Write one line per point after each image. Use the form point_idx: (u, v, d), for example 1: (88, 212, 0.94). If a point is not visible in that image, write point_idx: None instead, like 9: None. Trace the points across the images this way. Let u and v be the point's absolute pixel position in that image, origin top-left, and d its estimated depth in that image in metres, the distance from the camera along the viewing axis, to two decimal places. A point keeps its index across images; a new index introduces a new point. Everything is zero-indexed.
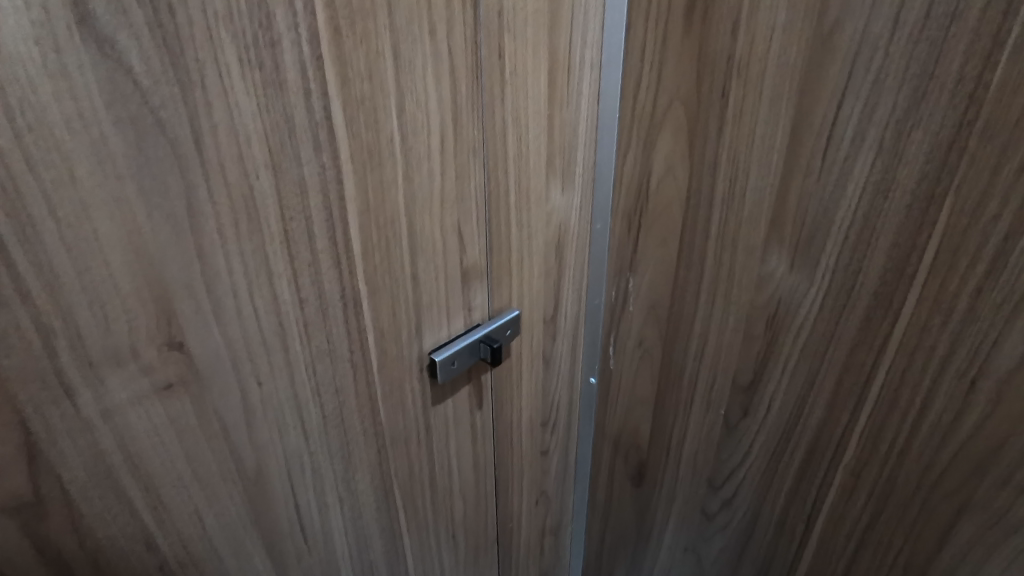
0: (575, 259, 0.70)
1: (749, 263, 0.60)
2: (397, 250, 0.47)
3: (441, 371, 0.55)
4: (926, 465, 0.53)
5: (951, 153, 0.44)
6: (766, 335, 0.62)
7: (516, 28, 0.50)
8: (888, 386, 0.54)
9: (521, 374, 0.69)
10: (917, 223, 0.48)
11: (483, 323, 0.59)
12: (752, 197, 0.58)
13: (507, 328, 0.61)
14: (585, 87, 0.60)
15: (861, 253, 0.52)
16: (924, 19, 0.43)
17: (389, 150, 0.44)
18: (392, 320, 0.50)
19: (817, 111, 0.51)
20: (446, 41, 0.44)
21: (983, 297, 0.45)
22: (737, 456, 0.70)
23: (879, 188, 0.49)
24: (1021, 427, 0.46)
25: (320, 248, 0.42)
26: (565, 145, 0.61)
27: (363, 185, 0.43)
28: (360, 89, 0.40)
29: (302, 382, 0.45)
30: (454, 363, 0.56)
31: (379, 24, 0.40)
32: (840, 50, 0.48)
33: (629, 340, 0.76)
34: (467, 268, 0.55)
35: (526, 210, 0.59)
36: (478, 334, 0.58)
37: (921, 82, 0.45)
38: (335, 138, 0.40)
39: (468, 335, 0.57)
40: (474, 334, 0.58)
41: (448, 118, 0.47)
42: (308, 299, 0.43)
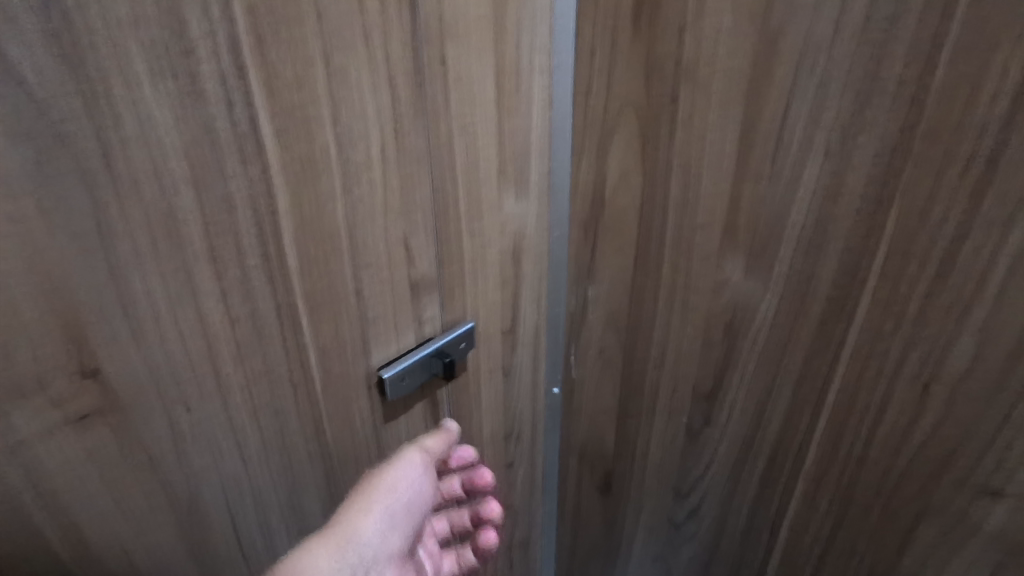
0: (534, 269, 0.68)
1: (704, 270, 0.60)
2: (337, 266, 0.46)
3: (390, 388, 0.54)
4: (883, 470, 0.53)
5: (896, 156, 0.44)
6: (724, 343, 0.61)
7: (458, 34, 0.48)
8: (845, 392, 0.53)
9: (479, 386, 0.67)
10: (867, 227, 0.47)
11: (434, 336, 0.57)
12: (705, 202, 0.57)
13: (460, 340, 0.60)
14: (535, 94, 0.59)
15: (814, 258, 0.52)
16: (865, 22, 0.43)
17: (325, 163, 0.42)
18: (335, 338, 0.48)
19: (765, 116, 0.50)
20: (382, 48, 0.43)
21: (932, 301, 0.45)
22: (701, 465, 0.69)
23: (827, 193, 0.49)
24: (974, 429, 0.46)
25: (251, 265, 0.40)
26: (517, 153, 0.59)
27: (296, 199, 0.41)
28: (289, 99, 0.39)
29: (236, 406, 0.43)
30: (403, 380, 0.54)
31: (307, 31, 0.38)
32: (785, 54, 0.47)
33: (590, 350, 0.74)
34: (415, 282, 0.53)
35: (478, 219, 0.58)
36: (429, 348, 0.56)
37: (864, 85, 0.44)
38: (263, 151, 0.38)
39: (419, 350, 0.56)
40: (425, 348, 0.56)
41: (389, 127, 0.46)
42: (240, 318, 0.41)
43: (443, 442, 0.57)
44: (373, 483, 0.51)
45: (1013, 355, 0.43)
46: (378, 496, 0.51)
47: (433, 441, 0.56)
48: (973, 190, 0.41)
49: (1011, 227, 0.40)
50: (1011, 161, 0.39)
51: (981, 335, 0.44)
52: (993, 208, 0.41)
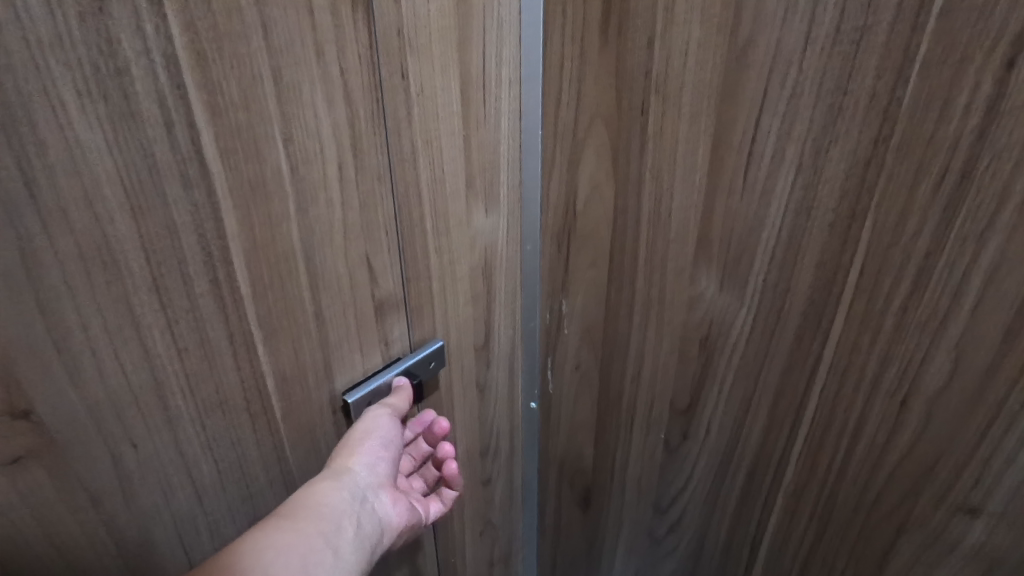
0: (505, 283, 0.66)
1: (679, 283, 0.59)
2: (294, 288, 0.44)
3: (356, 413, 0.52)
4: (862, 486, 0.52)
5: (869, 170, 0.43)
6: (701, 357, 0.60)
7: (420, 46, 0.47)
8: (822, 408, 0.52)
9: (452, 404, 0.66)
10: (841, 242, 0.46)
11: (402, 355, 0.56)
12: (677, 215, 0.56)
13: (429, 359, 0.58)
14: (503, 105, 0.57)
15: (788, 273, 0.51)
16: (835, 34, 0.42)
17: (277, 184, 0.40)
18: (294, 363, 0.46)
19: (737, 128, 0.49)
20: (336, 62, 0.41)
21: (908, 316, 0.44)
22: (681, 479, 0.68)
23: (801, 207, 0.48)
24: (950, 446, 0.45)
25: (199, 293, 0.38)
26: (485, 166, 0.58)
27: (247, 222, 0.40)
28: (235, 118, 0.37)
29: (189, 438, 0.41)
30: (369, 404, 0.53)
31: (253, 48, 0.36)
32: (755, 65, 0.46)
33: (566, 364, 0.73)
34: (380, 302, 0.52)
35: (446, 235, 0.56)
36: (397, 369, 0.55)
37: (835, 98, 0.43)
38: (208, 173, 0.37)
39: (386, 372, 0.54)
40: (393, 370, 0.55)
41: (346, 145, 0.44)
42: (189, 348, 0.39)
43: (405, 399, 0.54)
44: (355, 428, 0.51)
45: (988, 372, 0.41)
46: (362, 439, 0.50)
47: (395, 398, 0.54)
48: (947, 204, 0.40)
49: (985, 243, 0.39)
50: (983, 177, 0.38)
51: (957, 351, 0.43)
52: (966, 222, 0.39)
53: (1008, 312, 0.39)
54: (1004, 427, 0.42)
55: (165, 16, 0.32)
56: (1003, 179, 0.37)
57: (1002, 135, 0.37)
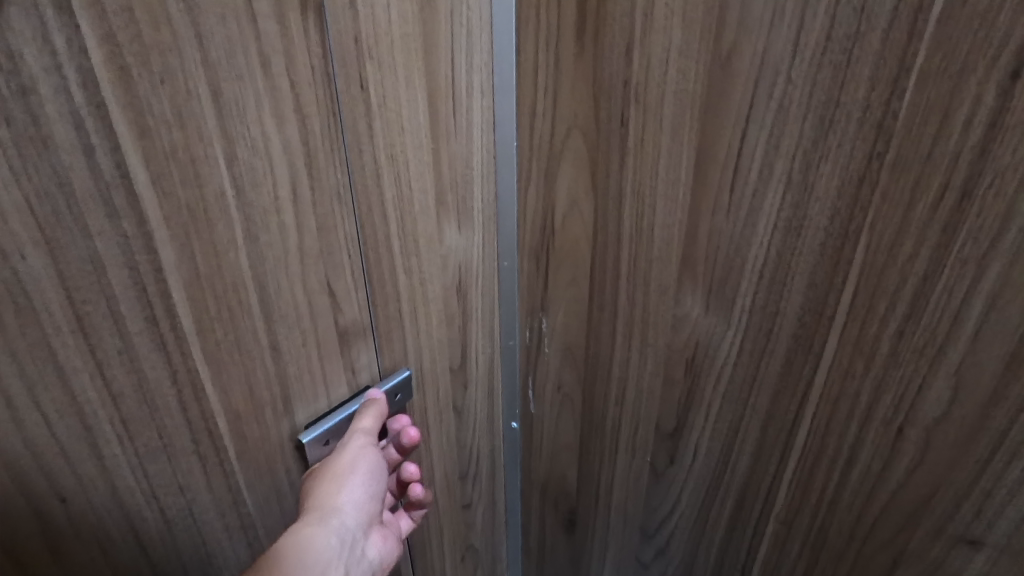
0: (481, 301, 0.63)
1: (661, 305, 0.55)
2: (245, 320, 0.41)
3: (312, 454, 0.48)
4: (856, 515, 0.49)
5: (862, 188, 0.40)
6: (686, 381, 0.57)
7: (379, 55, 0.44)
8: (814, 434, 0.49)
9: (428, 429, 0.62)
10: (833, 262, 0.43)
11: (363, 388, 0.52)
12: (660, 234, 0.52)
13: (392, 391, 0.55)
14: (475, 116, 0.54)
15: (778, 293, 0.48)
16: (825, 41, 0.39)
17: (220, 208, 0.37)
18: (248, 400, 0.43)
19: (721, 142, 0.46)
20: (285, 75, 0.38)
21: (904, 341, 0.42)
22: (666, 504, 0.64)
23: (790, 226, 0.45)
24: (949, 476, 0.42)
25: (133, 331, 0.35)
26: (456, 180, 0.55)
27: (186, 252, 0.36)
28: (167, 140, 0.34)
29: (129, 488, 0.38)
30: (329, 443, 0.49)
31: (186, 60, 0.33)
32: (740, 74, 0.43)
33: (547, 385, 0.69)
34: (343, 329, 0.48)
35: (415, 254, 0.53)
36: (357, 403, 0.51)
37: (826, 110, 0.40)
38: (138, 200, 0.33)
39: (347, 407, 0.50)
40: (353, 404, 0.51)
41: (300, 166, 0.41)
42: (125, 392, 0.36)
43: (379, 419, 0.51)
44: (337, 463, 0.48)
45: (992, 401, 0.39)
46: (347, 473, 0.48)
47: (371, 420, 0.50)
48: (946, 225, 0.37)
49: (985, 269, 0.37)
50: (984, 197, 0.35)
51: (956, 377, 0.40)
52: (966, 244, 0.37)
53: (1012, 337, 0.37)
54: (1009, 455, 0.39)
55: (78, 27, 0.29)
56: (1004, 202, 0.35)
57: (1006, 152, 0.34)
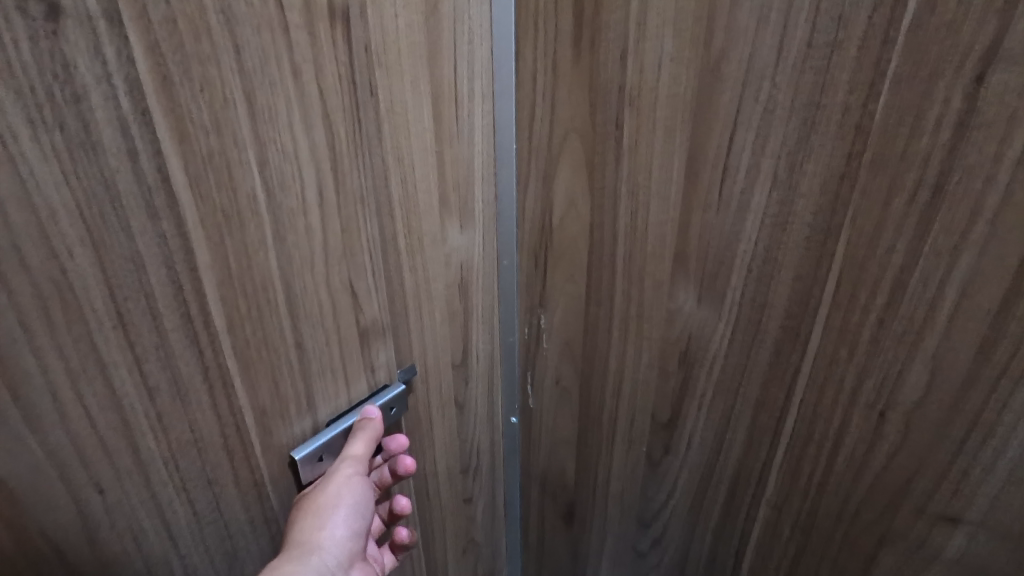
0: (482, 299, 0.65)
1: (657, 299, 0.57)
2: (273, 319, 0.44)
3: (306, 471, 0.49)
4: (842, 498, 0.51)
5: (842, 185, 0.44)
6: (680, 371, 0.58)
7: (388, 61, 0.47)
8: (802, 420, 0.52)
9: (433, 424, 0.64)
10: (817, 254, 0.46)
11: (358, 401, 0.53)
12: (654, 232, 0.54)
13: (388, 405, 0.56)
14: (476, 120, 0.57)
15: (765, 287, 0.50)
16: (807, 48, 0.42)
17: (252, 209, 0.40)
18: (274, 397, 0.46)
19: (710, 145, 0.48)
20: (314, 82, 0.41)
21: (884, 329, 0.45)
22: (661, 495, 0.66)
23: (778, 221, 0.48)
24: (931, 457, 0.45)
25: (168, 327, 0.38)
26: (459, 183, 0.57)
27: (219, 251, 0.39)
28: (204, 145, 0.37)
29: (161, 481, 0.41)
30: (322, 459, 0.50)
31: (224, 68, 0.36)
32: (729, 78, 0.46)
33: (546, 380, 0.71)
34: (363, 328, 0.51)
35: (421, 253, 0.55)
36: (351, 417, 0.52)
37: (808, 112, 0.43)
38: (177, 202, 0.36)
39: (341, 421, 0.51)
40: (348, 417, 0.52)
41: (326, 169, 0.44)
42: (159, 387, 0.38)
43: (371, 440, 0.51)
44: (321, 494, 0.49)
45: (967, 382, 0.42)
46: (330, 506, 0.49)
47: (363, 440, 0.51)
48: (920, 219, 0.41)
49: (957, 259, 0.40)
50: (955, 191, 0.39)
51: (934, 361, 0.43)
52: (939, 236, 0.40)
53: (982, 322, 0.40)
54: (984, 429, 0.42)
55: (126, 38, 0.32)
56: (974, 193, 0.38)
57: (972, 150, 0.38)
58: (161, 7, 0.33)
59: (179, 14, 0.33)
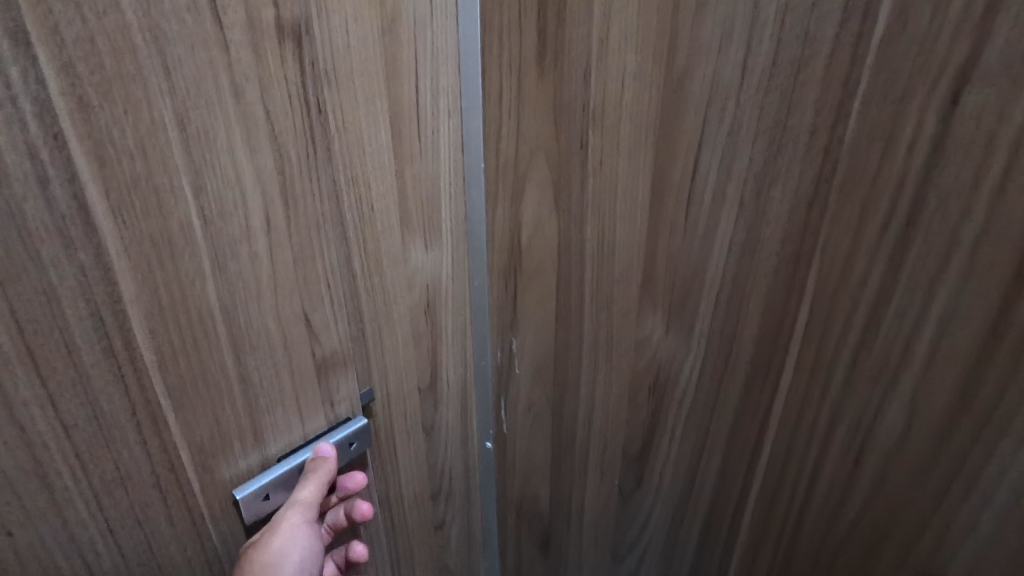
0: (451, 323, 0.62)
1: (625, 325, 0.54)
2: (212, 352, 0.42)
3: (250, 510, 0.47)
4: (818, 544, 0.48)
5: (812, 212, 0.41)
6: (650, 403, 0.56)
7: (339, 80, 0.45)
8: (777, 457, 0.49)
9: (398, 453, 0.62)
10: (787, 285, 0.44)
11: (313, 436, 0.51)
12: (620, 258, 0.52)
13: (348, 440, 0.53)
14: (441, 138, 0.55)
15: (733, 322, 0.48)
16: (770, 70, 0.40)
17: (185, 238, 0.38)
18: (215, 435, 0.44)
19: (676, 167, 0.46)
20: (259, 102, 0.40)
21: (858, 368, 0.42)
22: (636, 525, 0.64)
23: (744, 249, 0.45)
24: (907, 509, 0.41)
25: (87, 360, 0.36)
26: (422, 202, 0.55)
27: (146, 281, 0.37)
28: (128, 170, 0.35)
29: (81, 521, 0.39)
30: (269, 497, 0.48)
31: (150, 89, 0.35)
32: (693, 98, 0.43)
33: (519, 405, 0.68)
34: (321, 361, 0.50)
35: (379, 275, 0.53)
36: (304, 454, 0.50)
37: (773, 134, 0.41)
38: (95, 228, 0.35)
39: (292, 457, 0.49)
40: (301, 453, 0.50)
41: (274, 194, 0.43)
42: (77, 424, 0.37)
43: (324, 482, 0.49)
44: (268, 548, 0.46)
45: (947, 429, 0.38)
46: (277, 561, 0.46)
47: (315, 484, 0.49)
48: (894, 248, 0.38)
49: (934, 295, 0.37)
50: (931, 221, 0.36)
51: (913, 405, 0.39)
52: (914, 269, 0.37)
53: (962, 366, 0.37)
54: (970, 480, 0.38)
55: (34, 58, 0.31)
56: (951, 223, 0.35)
57: (948, 177, 0.35)
58: (75, 24, 0.31)
59: (96, 32, 0.32)
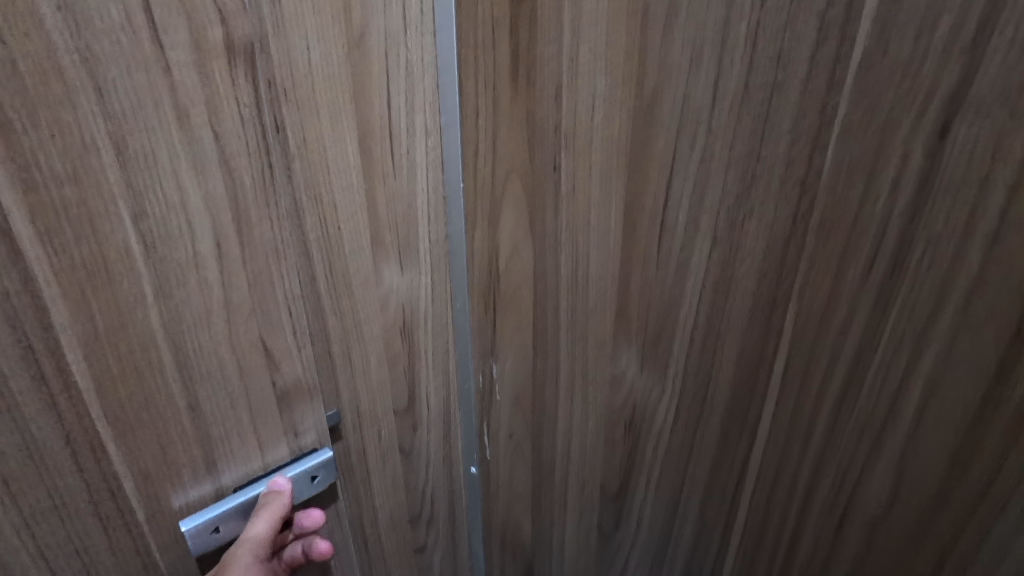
0: (430, 356, 0.55)
1: (601, 357, 0.56)
2: (158, 382, 0.40)
3: (196, 541, 0.45)
4: (833, 492, 0.51)
5: (796, 228, 0.48)
6: (627, 434, 0.60)
7: (299, 96, 0.40)
8: (801, 405, 0.52)
9: (373, 490, 0.56)
10: (807, 282, 0.48)
11: (273, 467, 0.48)
12: (596, 287, 0.52)
13: (308, 474, 0.49)
14: (418, 157, 0.47)
15: (713, 334, 0.53)
16: (741, 96, 0.45)
17: (124, 264, 0.37)
18: (162, 464, 0.42)
19: (648, 192, 0.49)
20: (208, 125, 0.37)
21: (862, 361, 0.46)
22: (633, 521, 0.66)
23: (717, 281, 0.52)
24: (911, 495, 0.46)
25: (16, 388, 0.36)
26: (398, 223, 0.48)
27: (80, 309, 0.36)
28: (59, 194, 0.34)
29: (15, 545, 0.38)
30: (219, 529, 0.46)
31: (79, 111, 0.33)
32: (661, 127, 0.46)
33: (502, 434, 0.61)
34: (282, 392, 0.46)
35: (342, 300, 0.47)
36: (259, 486, 0.47)
37: (747, 162, 0.47)
38: (22, 255, 0.34)
39: (247, 489, 0.47)
40: (256, 486, 0.47)
41: (227, 219, 0.39)
42: (8, 450, 0.36)
43: (277, 517, 0.47)
44: None
45: (978, 419, 0.41)
46: None
47: (268, 520, 0.46)
48: (890, 268, 0.42)
49: (947, 296, 0.40)
50: (934, 208, 0.39)
51: (931, 398, 0.43)
52: (915, 271, 0.41)
53: (981, 374, 0.40)
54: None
55: None
56: (967, 215, 0.38)
57: (956, 164, 0.38)
58: None
59: (18, 54, 0.31)
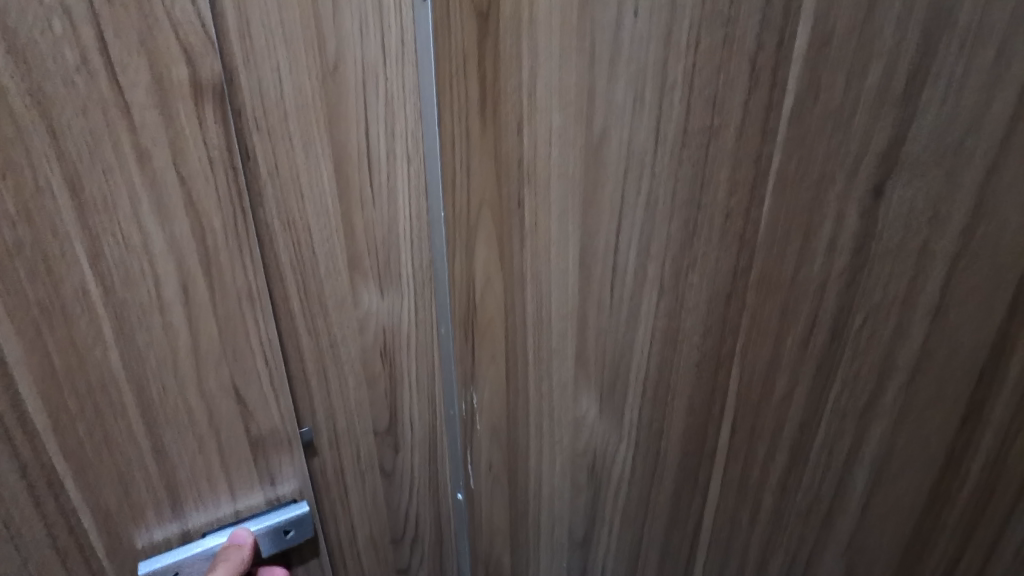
0: (411, 380, 0.55)
1: (562, 404, 0.50)
2: (118, 421, 0.41)
3: None
4: None
5: (730, 306, 0.35)
6: (590, 488, 0.51)
7: (270, 127, 0.42)
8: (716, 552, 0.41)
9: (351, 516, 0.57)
10: (711, 375, 0.37)
11: (242, 517, 0.49)
12: (556, 327, 0.48)
13: (281, 526, 0.50)
14: (396, 183, 0.48)
15: (662, 411, 0.42)
16: (682, 134, 0.34)
17: (80, 305, 0.38)
18: (123, 502, 0.44)
19: (601, 231, 0.42)
20: (171, 168, 0.38)
21: (791, 491, 0.34)
22: None
23: (668, 336, 0.40)
24: None
25: None
26: (376, 249, 0.49)
27: (36, 349, 0.38)
28: (12, 235, 0.35)
29: None
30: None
31: (37, 159, 0.35)
32: (610, 164, 0.39)
33: (483, 463, 0.61)
34: (256, 437, 0.47)
35: (316, 321, 0.49)
36: (224, 536, 0.48)
37: (689, 213, 0.35)
38: None
39: (211, 538, 0.47)
40: (220, 536, 0.48)
41: (191, 266, 0.41)
42: None
43: (234, 572, 0.46)
44: None
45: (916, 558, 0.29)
46: None
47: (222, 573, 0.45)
48: (820, 363, 0.31)
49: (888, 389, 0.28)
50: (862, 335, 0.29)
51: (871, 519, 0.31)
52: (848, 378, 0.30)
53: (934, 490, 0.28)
54: None
55: None
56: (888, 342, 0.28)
57: (876, 286, 0.28)
58: None
59: None
